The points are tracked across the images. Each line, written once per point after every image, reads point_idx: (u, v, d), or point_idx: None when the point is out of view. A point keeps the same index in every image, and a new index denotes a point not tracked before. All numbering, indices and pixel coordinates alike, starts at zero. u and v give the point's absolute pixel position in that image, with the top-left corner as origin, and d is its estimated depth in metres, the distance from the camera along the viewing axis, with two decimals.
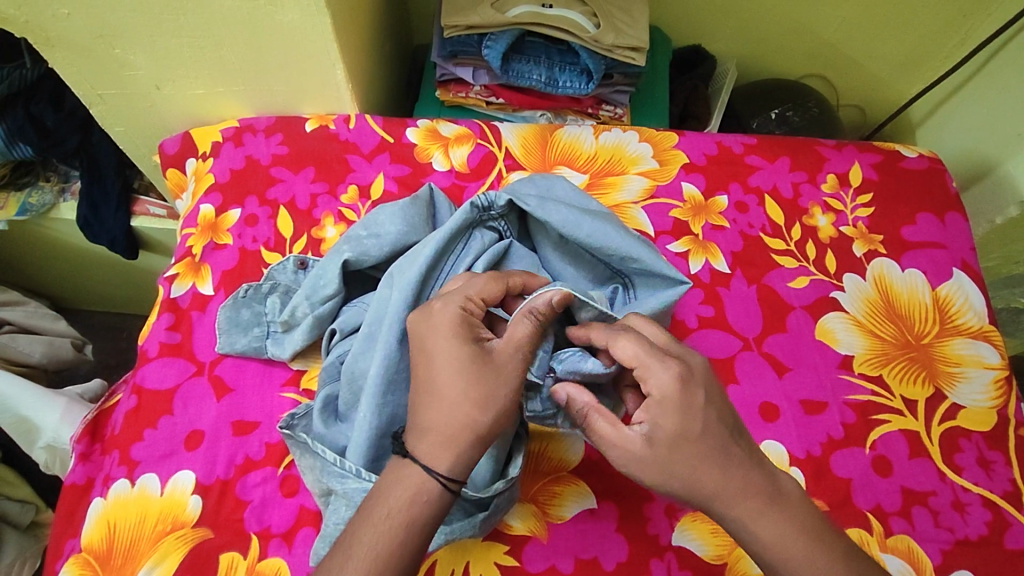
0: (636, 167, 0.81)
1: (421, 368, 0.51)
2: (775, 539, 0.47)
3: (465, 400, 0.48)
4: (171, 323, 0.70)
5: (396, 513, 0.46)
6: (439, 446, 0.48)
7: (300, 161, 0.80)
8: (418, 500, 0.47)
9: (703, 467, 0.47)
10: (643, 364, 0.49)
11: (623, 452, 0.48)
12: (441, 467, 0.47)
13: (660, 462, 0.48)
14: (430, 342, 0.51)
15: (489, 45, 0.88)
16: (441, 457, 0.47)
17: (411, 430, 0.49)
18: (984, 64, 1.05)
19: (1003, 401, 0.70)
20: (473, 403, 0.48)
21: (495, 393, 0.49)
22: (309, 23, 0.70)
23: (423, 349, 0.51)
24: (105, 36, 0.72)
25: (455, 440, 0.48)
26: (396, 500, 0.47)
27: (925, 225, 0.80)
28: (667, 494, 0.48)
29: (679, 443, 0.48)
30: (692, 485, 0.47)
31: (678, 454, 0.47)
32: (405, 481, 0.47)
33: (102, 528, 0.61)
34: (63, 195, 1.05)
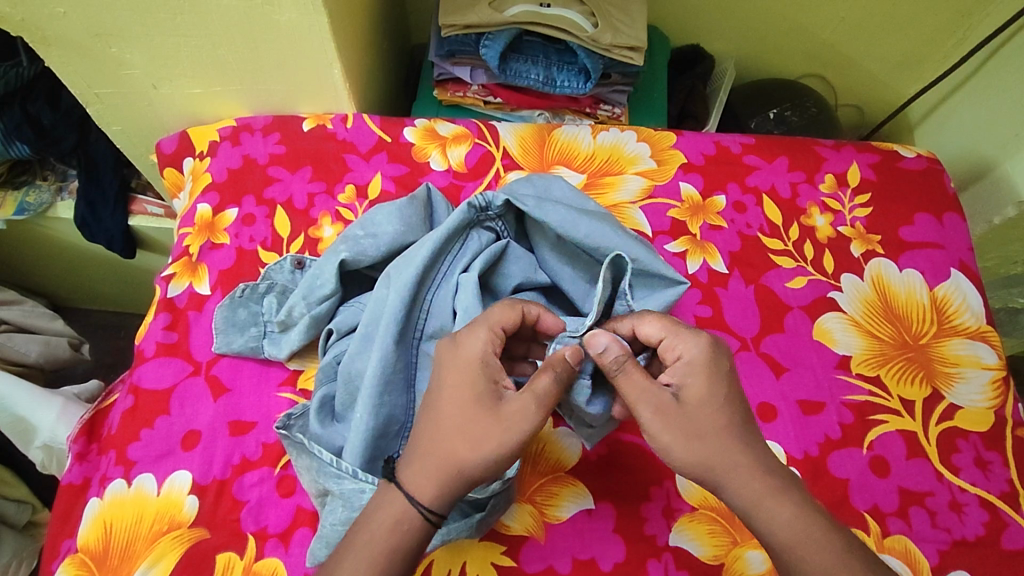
0: (634, 167, 0.81)
1: (431, 396, 0.51)
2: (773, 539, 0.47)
3: (460, 438, 0.48)
4: (168, 323, 0.70)
5: (376, 540, 0.46)
6: (426, 478, 0.48)
7: (297, 160, 0.79)
8: (397, 528, 0.47)
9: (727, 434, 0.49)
10: (672, 335, 0.52)
11: (650, 408, 0.50)
12: (424, 498, 0.47)
13: (686, 424, 0.49)
14: (445, 372, 0.51)
15: (487, 45, 0.88)
16: (426, 490, 0.47)
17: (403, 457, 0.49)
18: (982, 64, 1.05)
19: (1000, 401, 0.70)
20: (466, 442, 0.48)
21: (492, 437, 0.48)
22: (306, 22, 0.70)
23: (437, 377, 0.51)
24: (101, 34, 0.72)
25: (443, 475, 0.48)
26: (379, 525, 0.47)
27: (922, 225, 0.80)
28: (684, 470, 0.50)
29: (700, 409, 0.50)
30: (706, 457, 0.49)
31: (698, 419, 0.50)
32: (391, 505, 0.47)
33: (99, 528, 0.60)
34: (60, 194, 1.04)
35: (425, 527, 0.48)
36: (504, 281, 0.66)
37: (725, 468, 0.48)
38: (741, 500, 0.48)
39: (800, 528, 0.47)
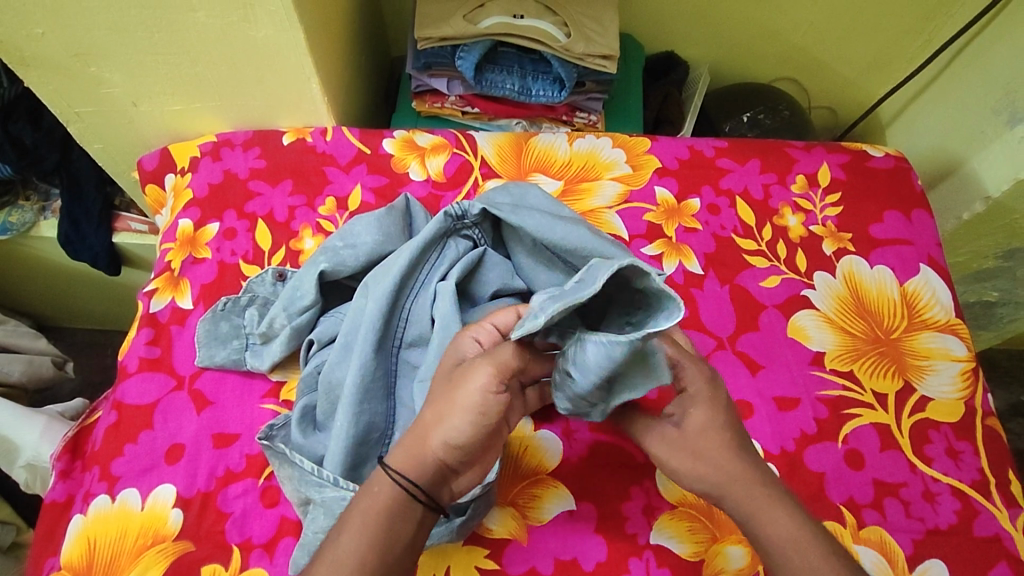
0: (610, 172, 0.82)
1: None
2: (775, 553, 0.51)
3: (426, 405, 0.50)
4: (151, 338, 0.71)
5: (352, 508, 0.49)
6: (399, 446, 0.50)
7: (277, 174, 0.81)
8: (369, 490, 0.49)
9: (729, 452, 0.53)
10: (678, 362, 0.55)
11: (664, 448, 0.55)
12: (390, 461, 0.49)
13: (694, 448, 0.54)
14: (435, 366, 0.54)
15: (463, 56, 0.90)
16: (399, 461, 0.49)
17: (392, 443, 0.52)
18: (948, 64, 1.08)
19: (971, 392, 0.72)
20: (429, 406, 0.50)
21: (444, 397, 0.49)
22: (282, 37, 0.72)
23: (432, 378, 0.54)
24: (80, 54, 0.73)
25: (410, 444, 0.49)
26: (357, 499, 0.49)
27: (891, 222, 0.82)
28: (696, 484, 0.54)
29: (702, 436, 0.54)
30: (718, 471, 0.53)
31: (709, 439, 0.54)
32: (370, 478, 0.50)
33: (82, 545, 0.61)
34: (43, 213, 1.05)
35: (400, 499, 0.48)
36: (482, 289, 0.67)
37: (729, 480, 0.52)
38: (746, 506, 0.52)
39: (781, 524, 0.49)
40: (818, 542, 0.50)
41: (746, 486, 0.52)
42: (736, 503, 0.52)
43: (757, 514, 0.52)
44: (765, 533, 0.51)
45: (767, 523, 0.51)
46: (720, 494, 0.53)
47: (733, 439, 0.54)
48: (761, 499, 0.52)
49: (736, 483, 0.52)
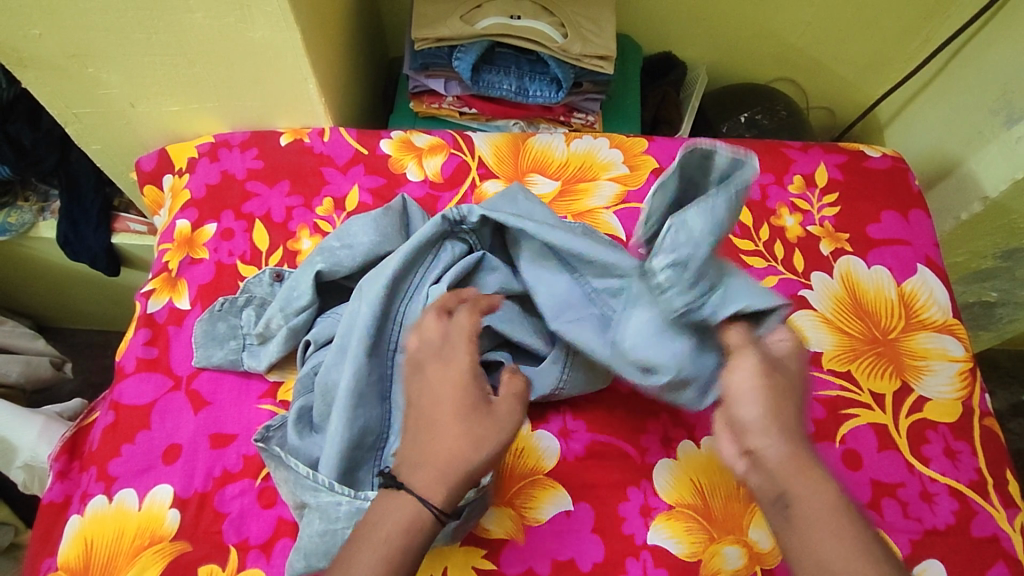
0: (607, 172, 0.82)
1: (428, 407, 0.51)
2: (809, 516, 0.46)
3: (466, 439, 0.50)
4: (148, 339, 0.71)
5: (392, 537, 0.47)
6: (437, 479, 0.49)
7: (275, 175, 0.81)
8: (406, 520, 0.48)
9: (798, 407, 0.50)
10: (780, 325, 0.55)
11: (743, 365, 0.50)
12: (436, 499, 0.48)
13: (774, 385, 0.50)
14: (440, 381, 0.52)
15: (460, 57, 0.90)
16: (428, 484, 0.48)
17: (404, 464, 0.50)
18: (946, 64, 1.08)
19: (968, 392, 0.72)
20: (470, 441, 0.50)
21: (491, 438, 0.50)
22: (279, 38, 0.72)
23: (431, 391, 0.52)
24: (78, 55, 0.73)
25: (443, 469, 0.49)
26: (389, 527, 0.48)
27: (889, 222, 0.82)
28: (751, 416, 0.48)
29: (786, 382, 0.50)
30: (779, 413, 0.48)
31: (785, 387, 0.50)
32: (400, 508, 0.48)
33: (80, 545, 0.61)
34: (42, 214, 1.05)
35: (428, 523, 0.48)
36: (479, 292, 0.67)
37: (790, 428, 0.48)
38: (789, 459, 0.47)
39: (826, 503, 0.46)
40: (857, 525, 0.46)
41: (798, 443, 0.48)
42: (782, 457, 0.47)
43: (798, 478, 0.47)
44: (806, 498, 0.46)
45: (808, 488, 0.47)
46: (770, 436, 0.48)
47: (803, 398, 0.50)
48: (805, 463, 0.47)
49: (791, 431, 0.48)
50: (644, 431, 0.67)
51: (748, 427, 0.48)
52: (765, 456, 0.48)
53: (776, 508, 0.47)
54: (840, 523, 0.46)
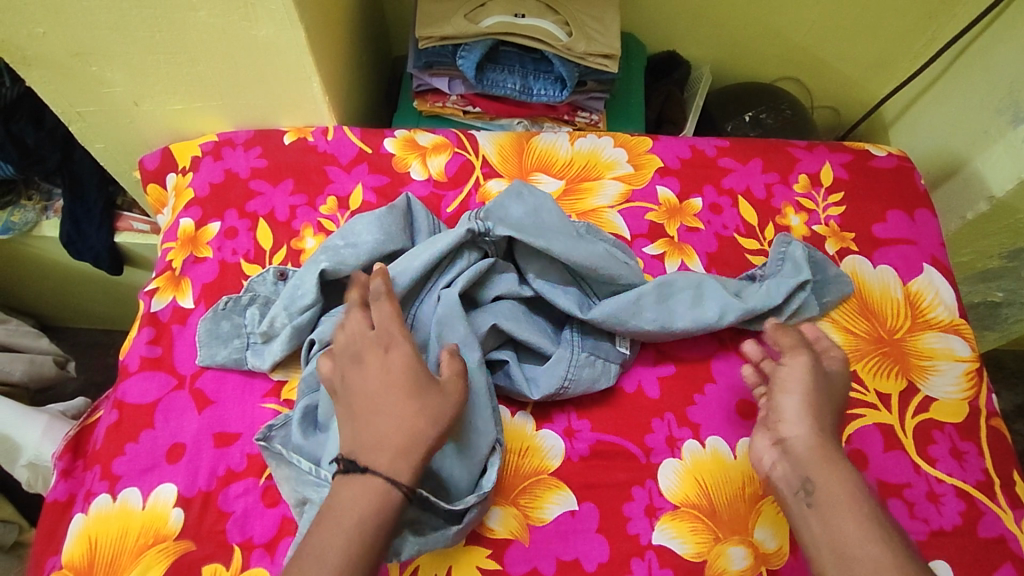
0: (611, 172, 0.82)
1: (377, 394, 0.53)
2: (827, 498, 0.53)
3: (421, 418, 0.52)
4: (152, 337, 0.71)
5: (365, 519, 0.49)
6: (399, 459, 0.51)
7: (279, 173, 0.80)
8: (373, 498, 0.50)
9: (829, 412, 0.58)
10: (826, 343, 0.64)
11: (791, 364, 0.60)
12: (404, 478, 0.51)
13: (815, 387, 0.59)
14: (387, 368, 0.54)
15: (464, 56, 0.89)
16: (393, 465, 0.51)
17: (364, 450, 0.51)
18: (952, 63, 1.07)
19: (975, 392, 0.71)
20: (426, 420, 0.53)
21: (442, 412, 0.54)
22: (283, 36, 0.71)
23: (378, 378, 0.54)
24: (81, 53, 0.73)
25: (401, 449, 0.51)
26: (360, 508, 0.49)
27: (894, 222, 0.81)
28: (788, 408, 0.58)
29: (824, 390, 0.59)
30: (811, 408, 0.58)
31: (821, 392, 0.59)
32: (368, 490, 0.50)
33: (83, 544, 0.60)
34: (46, 213, 1.05)
35: (398, 501, 0.50)
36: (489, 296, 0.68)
37: (818, 422, 0.57)
38: (813, 447, 0.56)
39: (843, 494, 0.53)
40: (869, 509, 0.53)
41: (826, 438, 0.56)
42: (810, 446, 0.56)
43: (821, 467, 0.55)
44: (826, 485, 0.54)
45: (829, 476, 0.54)
46: (797, 426, 0.57)
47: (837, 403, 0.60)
48: (828, 453, 0.55)
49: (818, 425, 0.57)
50: (649, 431, 0.67)
51: (782, 417, 0.58)
52: (794, 442, 0.57)
53: (801, 492, 0.55)
54: (854, 506, 0.52)
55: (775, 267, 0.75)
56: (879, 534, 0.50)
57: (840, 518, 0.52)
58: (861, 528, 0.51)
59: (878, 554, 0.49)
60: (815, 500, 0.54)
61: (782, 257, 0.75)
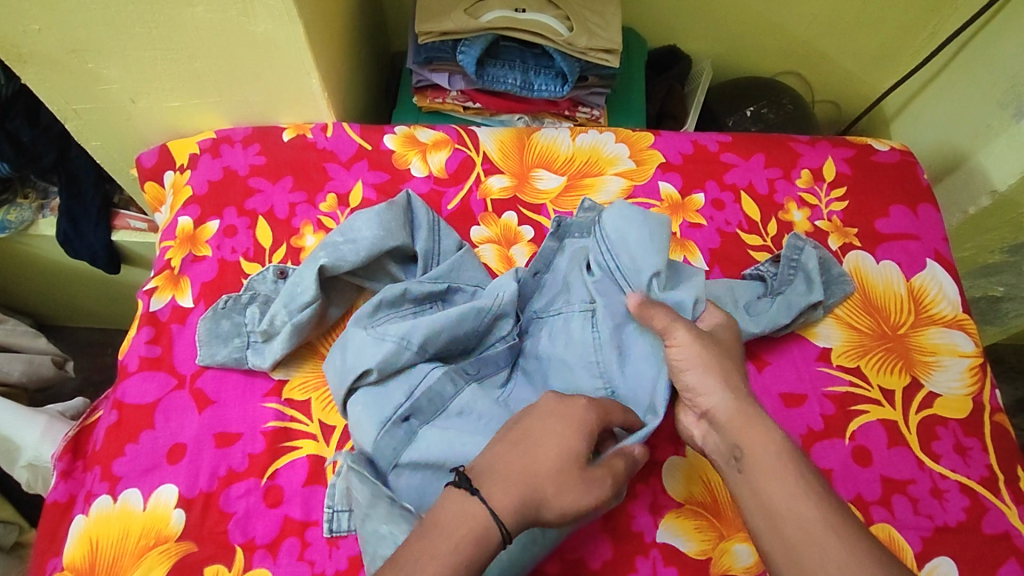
0: (613, 167, 0.82)
1: (529, 441, 0.50)
2: (761, 461, 0.50)
3: (563, 490, 0.49)
4: (151, 337, 0.70)
5: (459, 548, 0.45)
6: (512, 495, 0.48)
7: (277, 170, 0.80)
8: (466, 516, 0.46)
9: (734, 371, 0.56)
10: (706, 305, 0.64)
11: (678, 336, 0.58)
12: (507, 518, 0.47)
13: (714, 349, 0.57)
14: (550, 421, 0.51)
15: (464, 51, 0.88)
16: (502, 499, 0.47)
17: (481, 475, 0.49)
18: (954, 56, 1.07)
19: (979, 387, 0.71)
20: (557, 483, 0.49)
21: (580, 491, 0.50)
22: (282, 32, 0.71)
23: (532, 428, 0.51)
24: (78, 50, 0.72)
25: (519, 488, 0.48)
26: (455, 529, 0.46)
27: (897, 217, 0.81)
28: (694, 380, 0.56)
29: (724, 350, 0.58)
30: (716, 372, 0.56)
31: (722, 352, 0.57)
32: (470, 518, 0.46)
33: (84, 546, 0.60)
34: (42, 211, 1.04)
35: (491, 544, 0.46)
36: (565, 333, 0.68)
37: (731, 385, 0.55)
38: (728, 413, 0.54)
39: (772, 459, 0.50)
40: (799, 462, 0.50)
41: (737, 397, 0.54)
42: (726, 410, 0.54)
43: (744, 431, 0.52)
44: (751, 447, 0.51)
45: (750, 437, 0.52)
46: (710, 396, 0.55)
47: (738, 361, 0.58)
48: (744, 415, 0.53)
49: (733, 389, 0.55)
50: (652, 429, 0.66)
51: (696, 391, 0.56)
52: (714, 412, 0.55)
53: (733, 463, 0.52)
54: (779, 461, 0.50)
55: (787, 270, 0.74)
56: (806, 491, 0.48)
57: (772, 479, 0.49)
58: (798, 488, 0.48)
59: (810, 513, 0.47)
60: (745, 467, 0.51)
61: (794, 265, 0.74)
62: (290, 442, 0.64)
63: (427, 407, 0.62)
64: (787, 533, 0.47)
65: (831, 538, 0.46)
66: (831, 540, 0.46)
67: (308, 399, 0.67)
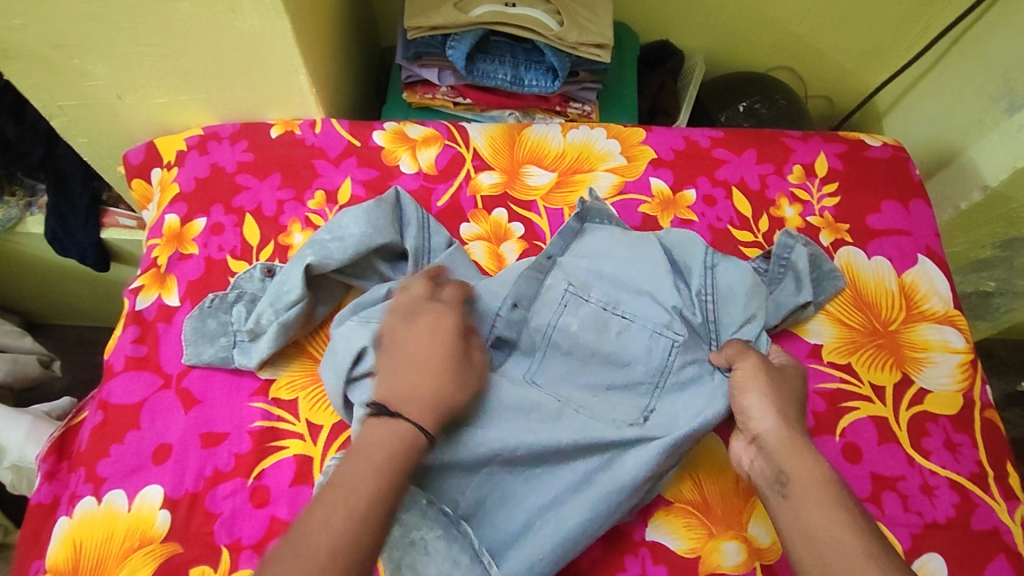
0: (604, 164, 0.81)
1: (405, 350, 0.55)
2: (806, 488, 0.52)
3: (453, 384, 0.55)
4: (137, 336, 0.69)
5: (387, 462, 0.49)
6: (424, 410, 0.52)
7: (265, 168, 0.79)
8: (384, 435, 0.50)
9: (792, 406, 0.59)
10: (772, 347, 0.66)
11: (744, 363, 0.61)
12: (429, 427, 0.52)
13: (773, 380, 0.60)
14: (419, 328, 0.57)
15: (453, 46, 0.88)
16: (418, 413, 0.52)
17: (391, 398, 0.53)
18: (947, 51, 1.07)
19: (969, 383, 0.71)
20: (453, 382, 0.55)
21: (467, 383, 0.56)
22: (269, 28, 0.70)
23: (405, 338, 0.56)
24: (62, 45, 0.71)
25: (425, 399, 0.53)
26: (381, 447, 0.49)
27: (889, 212, 0.80)
28: (751, 405, 0.58)
29: (784, 384, 0.60)
30: (774, 402, 0.58)
31: (782, 387, 0.60)
32: (395, 434, 0.50)
33: (68, 548, 0.59)
34: (30, 209, 1.03)
35: (420, 449, 0.51)
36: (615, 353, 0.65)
37: (784, 416, 0.57)
38: (779, 441, 0.56)
39: (816, 487, 0.52)
40: (842, 495, 0.52)
41: (790, 428, 0.56)
42: (777, 437, 0.56)
43: (793, 458, 0.54)
44: (799, 472, 0.53)
45: (800, 465, 0.54)
46: (764, 423, 0.57)
47: (797, 398, 0.60)
48: (794, 443, 0.55)
49: (786, 420, 0.57)
50: None
51: (748, 415, 0.58)
52: (765, 438, 0.57)
53: (777, 486, 0.54)
54: (823, 490, 0.52)
55: (777, 268, 0.73)
56: (847, 518, 0.50)
57: (816, 504, 0.51)
58: (840, 516, 0.50)
59: (848, 538, 0.49)
60: (789, 490, 0.53)
61: (785, 264, 0.73)
62: (277, 442, 0.64)
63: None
64: (825, 553, 0.48)
65: (870, 564, 0.47)
66: (866, 565, 0.47)
67: (295, 398, 0.66)
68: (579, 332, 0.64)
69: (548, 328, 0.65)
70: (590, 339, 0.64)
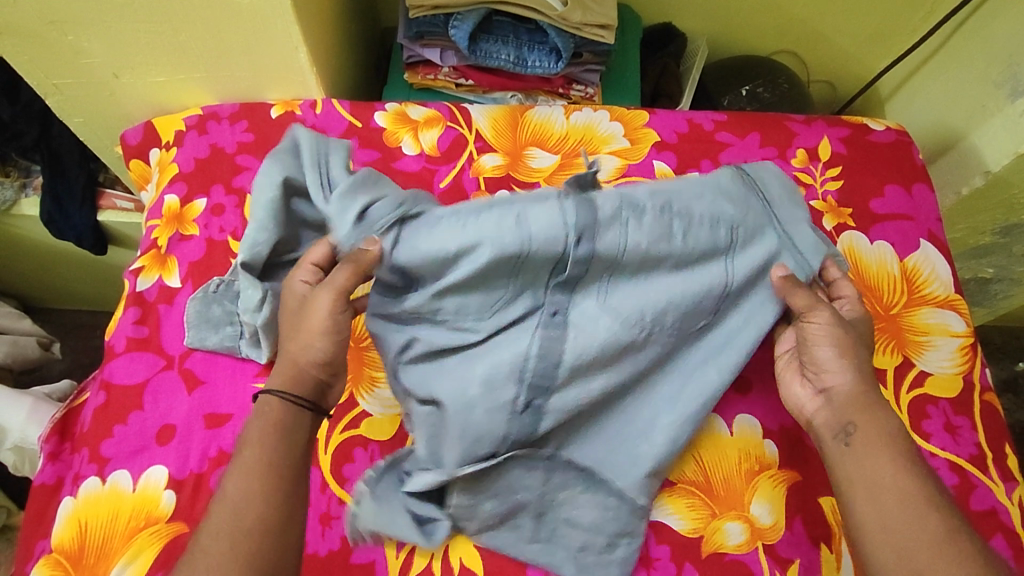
0: (608, 146, 0.81)
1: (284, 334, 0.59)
2: (872, 440, 0.54)
3: (291, 339, 0.57)
4: (138, 318, 0.69)
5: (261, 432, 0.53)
6: (276, 375, 0.56)
7: (266, 148, 0.78)
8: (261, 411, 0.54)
9: (864, 359, 0.59)
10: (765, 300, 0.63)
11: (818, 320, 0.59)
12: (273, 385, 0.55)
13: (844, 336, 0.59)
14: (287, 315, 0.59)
15: (457, 26, 0.87)
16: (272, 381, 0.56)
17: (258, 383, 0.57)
18: (951, 35, 1.06)
19: (969, 366, 0.72)
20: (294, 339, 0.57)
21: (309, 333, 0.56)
22: (268, 4, 0.69)
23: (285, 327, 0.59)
24: (56, 21, 0.70)
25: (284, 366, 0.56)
26: (250, 425, 0.53)
27: (892, 196, 0.80)
28: (824, 359, 0.59)
29: (854, 336, 0.60)
30: (849, 356, 0.58)
31: (853, 341, 0.59)
32: (258, 410, 0.54)
33: (74, 527, 0.59)
34: (24, 190, 1.02)
35: (277, 406, 0.54)
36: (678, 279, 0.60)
37: (857, 371, 0.57)
38: (850, 393, 0.57)
39: (884, 445, 0.54)
40: (909, 449, 0.54)
41: (864, 381, 0.57)
42: (851, 390, 0.57)
43: (863, 414, 0.55)
44: (867, 424, 0.55)
45: (868, 418, 0.55)
46: (835, 376, 0.58)
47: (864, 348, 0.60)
48: (870, 395, 0.56)
49: (863, 377, 0.57)
50: None
51: (822, 368, 0.59)
52: (835, 390, 0.58)
53: (842, 435, 0.55)
54: (889, 443, 0.53)
55: None
56: (909, 472, 0.52)
57: (881, 460, 0.53)
58: (900, 474, 0.52)
59: (912, 492, 0.51)
60: (852, 441, 0.55)
61: None
62: None
63: (545, 384, 0.57)
64: (888, 507, 0.51)
65: (933, 519, 0.49)
66: (930, 518, 0.50)
67: None
68: (646, 247, 0.58)
69: (615, 249, 0.57)
70: (654, 260, 0.59)
